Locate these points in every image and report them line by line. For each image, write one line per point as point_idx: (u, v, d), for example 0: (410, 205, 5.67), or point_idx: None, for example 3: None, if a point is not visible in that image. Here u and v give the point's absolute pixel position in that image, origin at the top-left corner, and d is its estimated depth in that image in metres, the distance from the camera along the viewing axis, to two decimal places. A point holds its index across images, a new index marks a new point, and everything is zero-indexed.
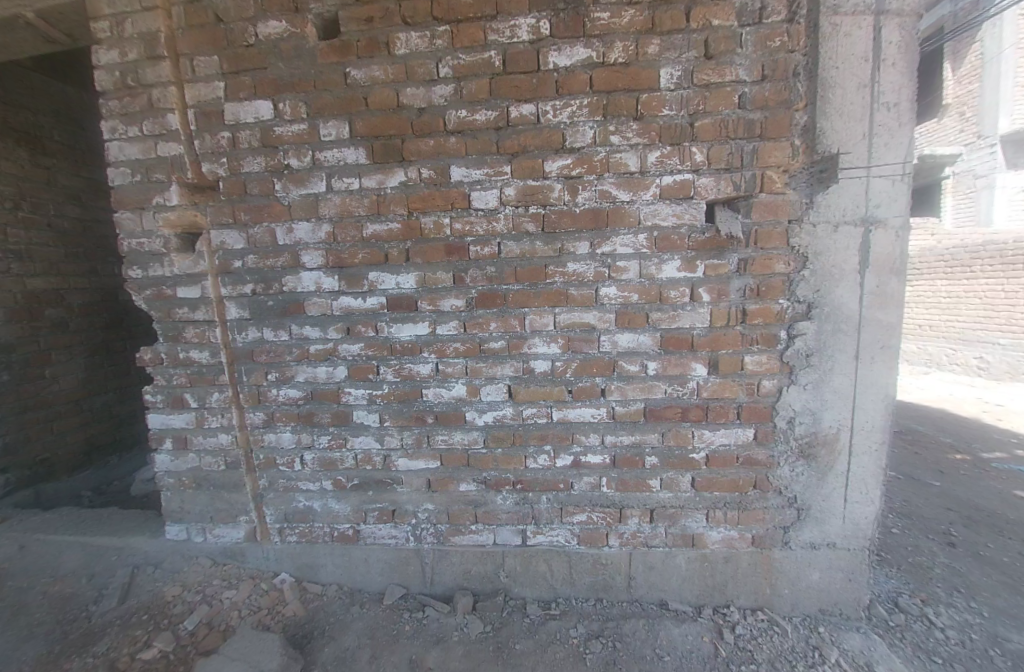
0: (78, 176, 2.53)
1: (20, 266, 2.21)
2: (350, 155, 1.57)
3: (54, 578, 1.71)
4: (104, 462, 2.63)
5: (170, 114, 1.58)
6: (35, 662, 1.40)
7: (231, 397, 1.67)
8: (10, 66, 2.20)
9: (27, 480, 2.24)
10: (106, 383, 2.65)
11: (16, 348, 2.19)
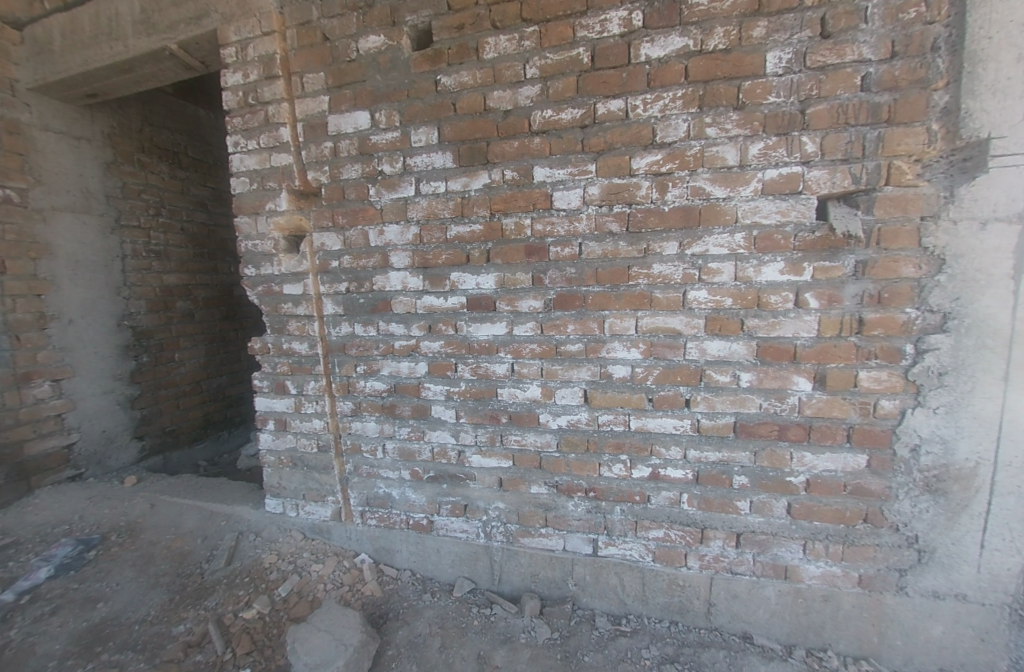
0: (205, 186, 2.91)
1: (159, 264, 2.58)
2: (438, 159, 1.63)
3: (176, 535, 1.90)
4: (217, 435, 3.00)
5: (282, 127, 1.75)
6: (161, 609, 1.59)
7: (324, 386, 1.80)
8: (157, 94, 2.59)
9: (158, 446, 2.61)
10: (220, 367, 3.03)
11: (153, 333, 2.55)
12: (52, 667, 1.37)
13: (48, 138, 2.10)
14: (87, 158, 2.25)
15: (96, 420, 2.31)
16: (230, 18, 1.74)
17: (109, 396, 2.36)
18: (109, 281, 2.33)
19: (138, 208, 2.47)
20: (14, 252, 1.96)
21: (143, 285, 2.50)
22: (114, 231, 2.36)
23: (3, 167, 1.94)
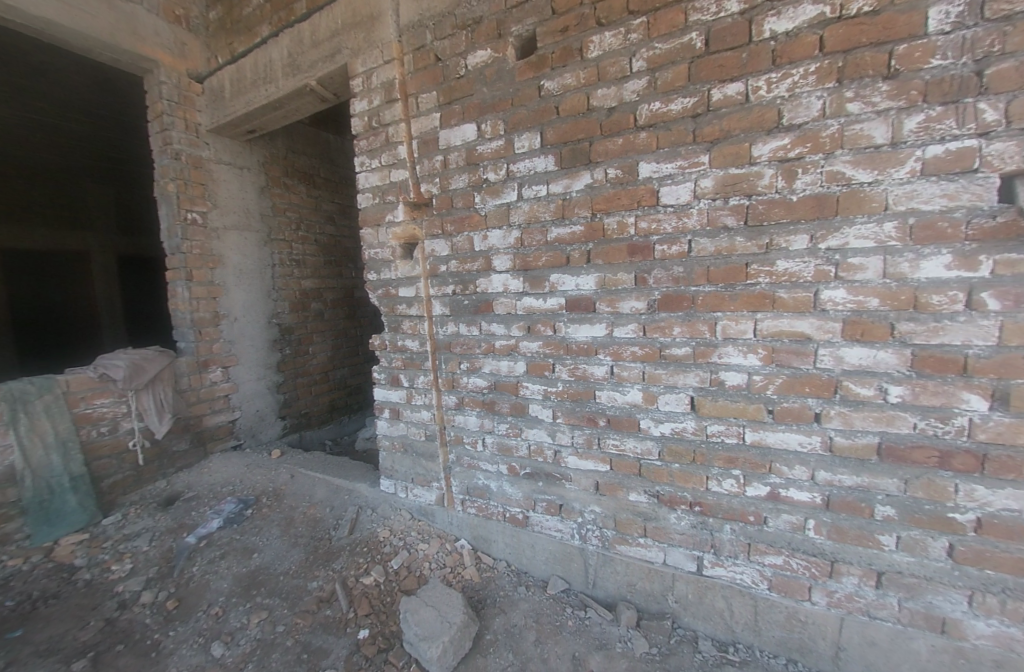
0: (333, 202, 3.33)
1: (298, 270, 3.03)
2: (540, 163, 1.66)
3: (310, 503, 2.20)
4: (340, 419, 3.43)
5: (400, 146, 1.93)
6: (300, 564, 1.83)
7: (432, 381, 1.96)
8: (299, 126, 3.03)
9: (295, 425, 3.06)
10: (343, 360, 3.45)
11: (294, 330, 3.00)
12: (222, 601, 1.66)
13: (222, 170, 2.58)
14: (248, 184, 2.72)
15: (253, 401, 2.77)
16: (358, 52, 1.97)
17: (262, 381, 2.82)
18: (262, 285, 2.79)
19: (283, 224, 2.92)
20: (199, 263, 2.45)
21: (287, 289, 2.95)
22: (267, 244, 2.82)
23: (192, 196, 2.43)
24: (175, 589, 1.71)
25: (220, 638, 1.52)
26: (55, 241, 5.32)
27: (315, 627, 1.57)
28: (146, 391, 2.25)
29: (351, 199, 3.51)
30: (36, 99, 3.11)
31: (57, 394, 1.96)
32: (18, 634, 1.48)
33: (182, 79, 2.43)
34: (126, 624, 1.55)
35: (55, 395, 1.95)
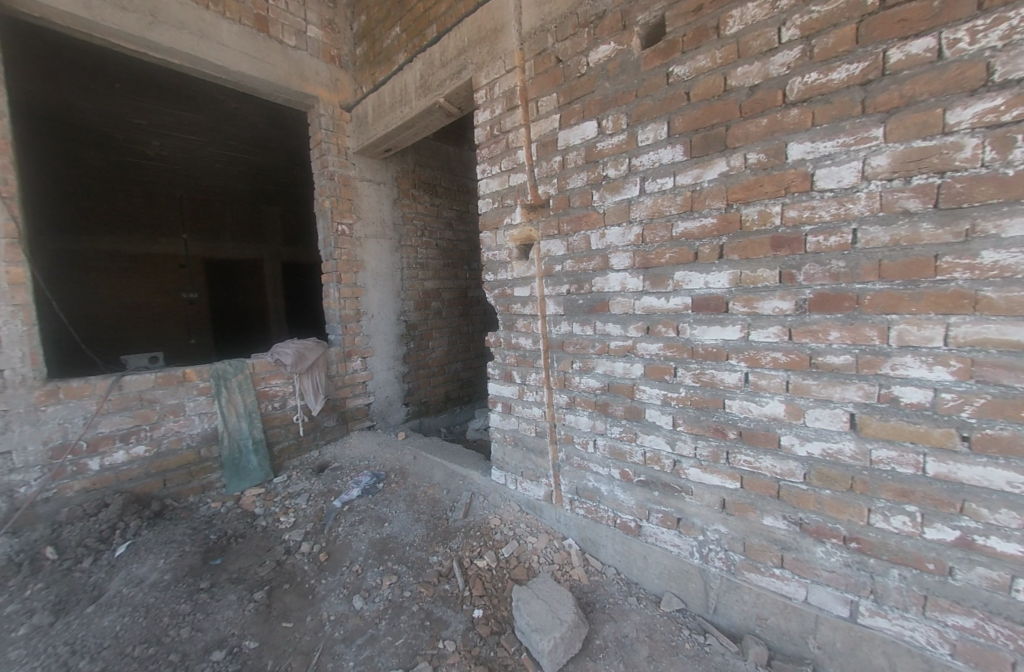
0: (453, 207, 3.58)
1: (422, 273, 3.34)
2: (666, 154, 1.57)
3: (430, 484, 2.41)
4: (453, 409, 3.69)
5: (519, 150, 2.00)
6: (423, 538, 2.01)
7: (544, 378, 1.99)
8: (426, 141, 3.32)
9: (417, 411, 3.38)
10: (458, 355, 3.70)
11: (417, 326, 3.32)
12: (361, 560, 1.88)
13: (365, 186, 2.97)
14: (384, 197, 3.08)
15: (384, 387, 3.13)
16: (483, 66, 2.09)
17: (392, 371, 3.17)
18: (394, 286, 3.14)
19: (411, 231, 3.25)
20: (346, 268, 2.85)
21: (413, 289, 3.27)
22: (397, 249, 3.16)
23: (342, 210, 2.84)
24: (325, 543, 2.00)
25: (359, 592, 1.72)
26: (239, 252, 6.70)
27: (436, 598, 1.70)
28: (307, 374, 2.66)
29: (468, 205, 3.73)
30: (233, 140, 3.93)
31: (247, 373, 2.42)
32: (218, 563, 1.81)
33: (336, 110, 2.83)
34: (291, 566, 1.85)
35: (245, 374, 2.42)
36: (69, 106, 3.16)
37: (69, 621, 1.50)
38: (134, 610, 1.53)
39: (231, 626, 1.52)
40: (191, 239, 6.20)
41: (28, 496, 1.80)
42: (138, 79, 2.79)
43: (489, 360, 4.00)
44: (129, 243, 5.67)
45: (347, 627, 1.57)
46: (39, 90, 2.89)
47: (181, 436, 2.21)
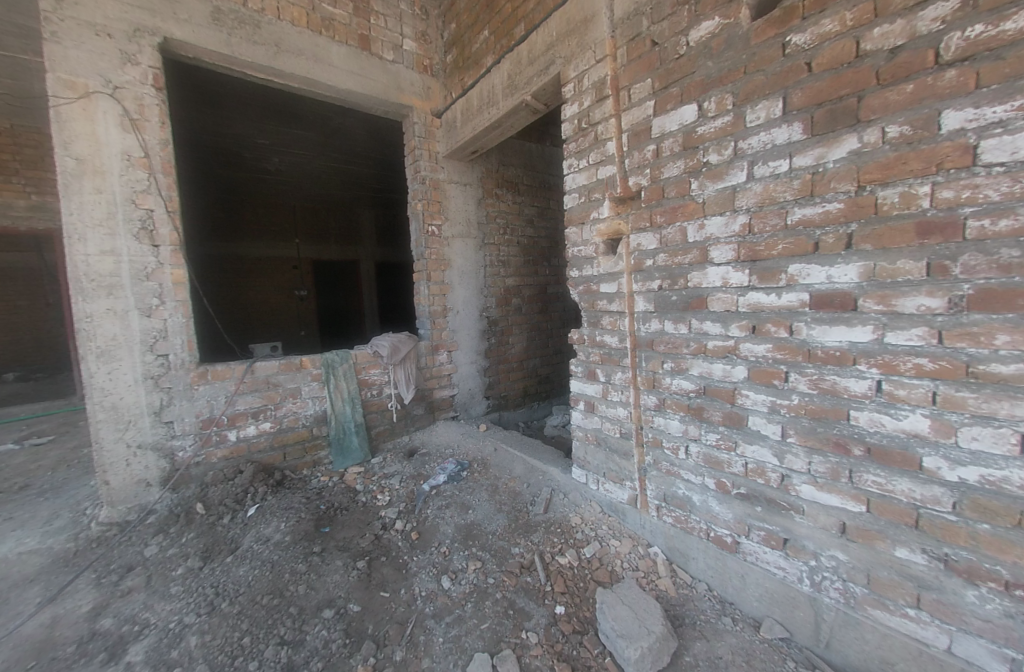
0: (534, 204, 3.61)
1: (504, 270, 3.41)
2: (781, 135, 1.41)
3: (511, 477, 2.47)
4: (531, 405, 3.73)
5: (609, 142, 1.94)
6: (505, 529, 2.06)
7: (631, 378, 1.92)
8: (510, 141, 3.39)
9: (497, 405, 3.48)
10: (537, 351, 3.73)
11: (498, 322, 3.41)
12: (448, 543, 1.99)
13: (453, 188, 3.10)
14: (470, 197, 3.19)
15: (467, 380, 3.27)
16: (572, 59, 2.06)
17: (474, 365, 3.29)
18: (477, 283, 3.25)
19: (494, 229, 3.34)
20: (435, 266, 3.01)
21: (495, 286, 3.36)
22: (481, 248, 3.26)
23: (432, 212, 2.99)
24: (416, 523, 2.14)
25: (447, 573, 1.82)
26: (340, 253, 7.42)
27: (518, 588, 1.73)
28: (400, 366, 2.86)
29: (550, 201, 3.73)
30: (338, 152, 4.35)
31: (350, 362, 2.68)
32: (327, 531, 2.02)
33: (427, 117, 2.99)
34: (387, 541, 2.01)
35: (349, 363, 2.68)
36: (216, 133, 3.74)
37: (214, 567, 1.78)
38: (263, 563, 1.77)
39: (338, 588, 1.69)
40: (302, 243, 7.01)
41: (185, 458, 2.17)
42: (268, 105, 3.21)
43: (567, 356, 3.98)
44: (255, 247, 6.59)
45: (436, 604, 1.67)
46: (193, 122, 3.46)
47: (297, 416, 2.51)
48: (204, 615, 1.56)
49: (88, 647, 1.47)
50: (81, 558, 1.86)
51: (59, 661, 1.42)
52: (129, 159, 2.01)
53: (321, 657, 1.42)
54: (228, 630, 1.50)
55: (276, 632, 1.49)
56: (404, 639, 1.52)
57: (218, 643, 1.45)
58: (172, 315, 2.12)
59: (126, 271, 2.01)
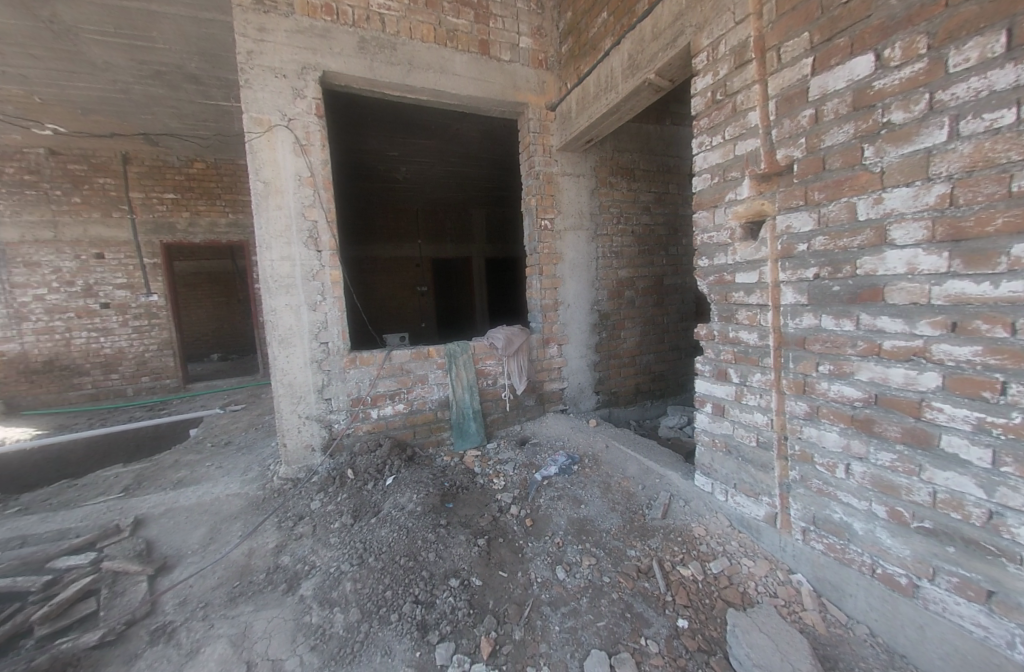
0: (651, 191, 3.41)
1: (617, 261, 3.30)
2: (1003, 78, 1.08)
3: (625, 476, 2.39)
4: (643, 403, 3.57)
5: (751, 112, 1.72)
6: (620, 529, 2.01)
7: (773, 381, 1.70)
8: (626, 125, 3.24)
9: (607, 401, 3.40)
10: (651, 346, 3.54)
11: (610, 315, 3.31)
12: (562, 534, 2.01)
13: (566, 181, 3.08)
14: (583, 188, 3.14)
15: (577, 374, 3.25)
16: (705, 25, 1.87)
17: (585, 359, 3.26)
18: (590, 276, 3.20)
19: (607, 219, 3.24)
20: (548, 260, 3.04)
21: (608, 278, 3.28)
22: (594, 240, 3.20)
23: (546, 206, 3.01)
24: (530, 510, 2.21)
25: (561, 564, 1.84)
26: (454, 251, 7.93)
27: (635, 592, 1.67)
28: (513, 358, 2.97)
29: (668, 185, 3.49)
30: (458, 156, 4.64)
31: (469, 353, 2.85)
32: (451, 507, 2.20)
33: (542, 111, 3.02)
34: (504, 524, 2.11)
35: (468, 354, 2.86)
36: (360, 150, 4.29)
37: (362, 525, 2.07)
38: (400, 527, 2.00)
39: (462, 561, 1.83)
40: (423, 243, 7.66)
41: (339, 429, 2.56)
42: (402, 120, 3.56)
43: (684, 353, 3.71)
44: (385, 249, 7.42)
45: (552, 592, 1.70)
46: (343, 142, 4.02)
47: (425, 400, 2.76)
48: (356, 565, 1.83)
49: (273, 577, 1.85)
50: (268, 503, 2.33)
51: (255, 584, 1.83)
52: (300, 179, 2.40)
53: (449, 622, 1.56)
54: (374, 581, 1.73)
55: (411, 591, 1.67)
56: (522, 621, 1.58)
57: (366, 592, 1.69)
58: (330, 309, 2.50)
59: (298, 272, 2.42)
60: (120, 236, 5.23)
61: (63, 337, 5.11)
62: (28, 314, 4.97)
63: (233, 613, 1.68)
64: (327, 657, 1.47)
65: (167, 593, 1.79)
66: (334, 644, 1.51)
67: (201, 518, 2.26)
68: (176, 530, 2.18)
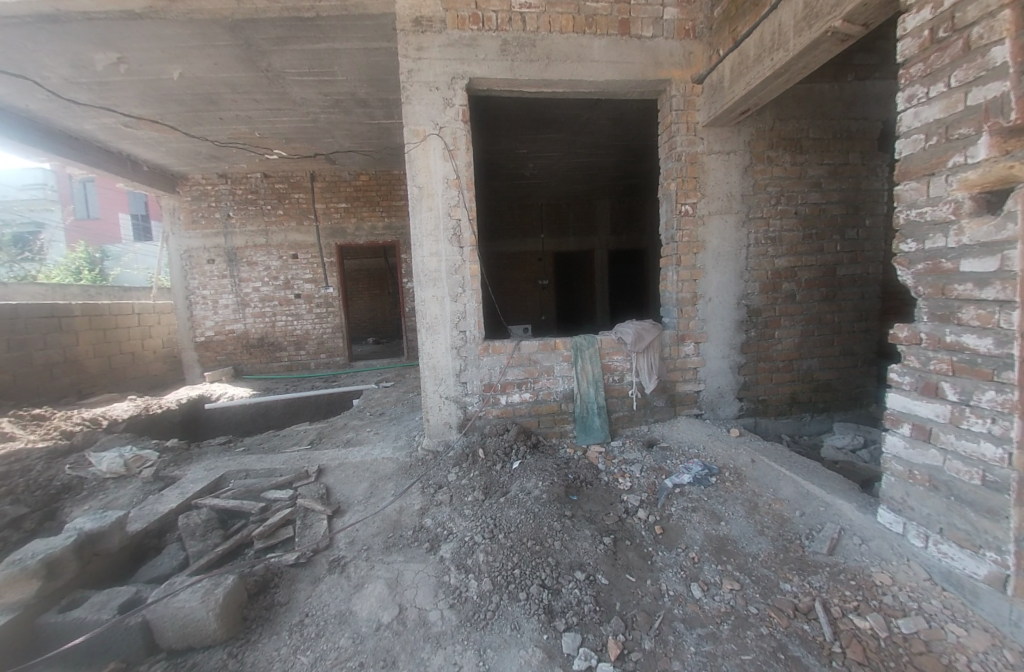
0: (822, 165, 2.89)
1: (773, 248, 2.87)
2: None
3: (777, 497, 2.09)
4: (800, 415, 3.07)
5: (996, 47, 1.28)
6: (770, 557, 1.77)
7: (1016, 404, 1.27)
8: (794, 90, 2.78)
9: (752, 409, 3.01)
10: (813, 349, 3.03)
11: (761, 312, 2.91)
12: (697, 549, 1.85)
13: (713, 160, 2.78)
14: (733, 167, 2.80)
15: (716, 377, 2.94)
16: None
17: (727, 360, 2.93)
18: (737, 267, 2.85)
19: (763, 202, 2.83)
20: (687, 250, 2.79)
21: (761, 269, 2.87)
22: (745, 225, 2.83)
23: (687, 190, 2.76)
24: (660, 517, 2.08)
25: (697, 582, 1.69)
26: (576, 244, 7.87)
27: (790, 633, 1.44)
28: (643, 354, 2.83)
29: (847, 155, 2.91)
30: (588, 146, 4.57)
31: (596, 347, 2.80)
32: (576, 500, 2.20)
33: (687, 86, 2.76)
34: (632, 527, 2.03)
35: (595, 348, 2.81)
36: (496, 150, 4.54)
37: (492, 503, 2.21)
38: (528, 511, 2.07)
39: (588, 555, 1.81)
40: (547, 237, 7.80)
41: (473, 411, 2.76)
42: (537, 116, 3.65)
43: (858, 360, 3.10)
44: (510, 244, 7.77)
45: (686, 610, 1.58)
46: (483, 144, 4.29)
47: (550, 390, 2.79)
48: (488, 538, 1.96)
49: (418, 535, 2.11)
50: (414, 470, 2.64)
51: (405, 538, 2.10)
52: (447, 181, 2.63)
53: (575, 613, 1.56)
54: (504, 557, 1.83)
55: (538, 575, 1.73)
56: (652, 632, 1.50)
57: (497, 566, 1.80)
58: (469, 301, 2.70)
59: (444, 266, 2.67)
60: (307, 239, 6.51)
61: (270, 319, 6.58)
62: (250, 301, 6.54)
63: (388, 559, 1.97)
64: (464, 618, 1.61)
65: (341, 533, 2.18)
66: (469, 607, 1.65)
67: (364, 474, 2.68)
68: (346, 481, 2.63)
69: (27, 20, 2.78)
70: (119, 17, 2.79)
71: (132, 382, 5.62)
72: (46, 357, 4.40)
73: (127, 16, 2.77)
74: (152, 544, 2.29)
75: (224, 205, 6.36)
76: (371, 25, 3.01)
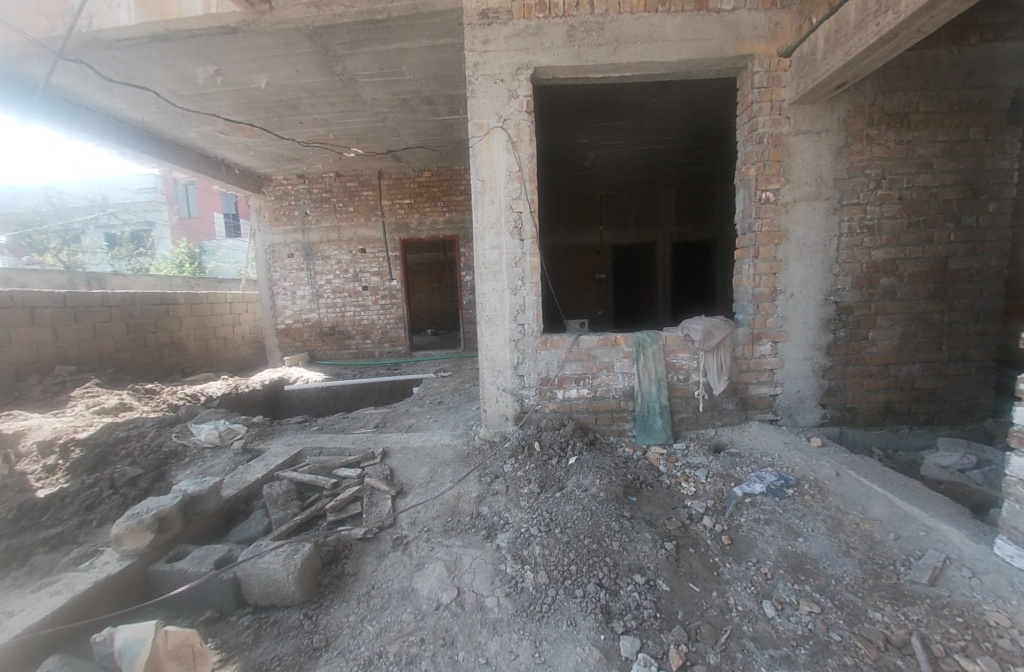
0: (935, 142, 2.52)
1: (870, 238, 2.56)
2: None
3: (865, 516, 1.89)
4: (895, 427, 2.74)
5: None
6: (856, 581, 1.60)
7: None
8: (902, 57, 2.44)
9: (838, 418, 2.73)
10: (915, 353, 2.68)
11: (852, 310, 2.62)
12: (770, 565, 1.72)
13: (800, 141, 2.52)
14: (824, 148, 2.52)
15: (795, 380, 2.70)
16: None
17: (808, 362, 2.67)
18: (825, 259, 2.58)
19: (859, 186, 2.53)
20: (767, 241, 2.56)
21: (853, 261, 2.58)
22: (836, 212, 2.55)
23: (769, 175, 2.53)
24: (728, 527, 1.96)
25: (770, 599, 1.57)
26: (637, 235, 7.59)
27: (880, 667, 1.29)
28: (712, 353, 2.66)
29: (968, 130, 2.52)
30: (655, 133, 4.35)
31: (659, 343, 2.68)
32: (635, 501, 2.13)
33: (772, 61, 2.53)
34: (696, 534, 1.93)
35: (659, 345, 2.69)
36: (559, 141, 4.49)
37: (548, 497, 2.21)
38: (584, 508, 2.05)
39: (648, 559, 1.76)
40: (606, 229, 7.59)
41: (530, 404, 2.76)
42: (603, 104, 3.54)
43: (972, 367, 2.70)
44: (567, 237, 7.68)
45: (756, 627, 1.48)
46: (547, 136, 4.26)
47: (609, 387, 2.72)
48: (544, 531, 1.96)
49: (475, 522, 2.17)
50: (472, 458, 2.71)
51: (463, 524, 2.17)
52: (510, 174, 2.64)
53: (634, 617, 1.52)
54: (560, 552, 1.82)
55: (595, 573, 1.70)
56: (718, 647, 1.42)
57: (554, 559, 1.80)
58: (529, 294, 2.70)
59: (504, 259, 2.69)
60: (374, 234, 6.87)
61: (340, 310, 7.06)
62: (323, 293, 7.05)
63: (447, 542, 2.04)
64: (520, 608, 1.63)
65: (404, 513, 2.30)
66: (525, 597, 1.66)
67: (425, 458, 2.79)
68: (409, 464, 2.76)
69: (143, 40, 3.16)
70: (216, 32, 3.09)
71: (224, 363, 6.31)
72: (157, 339, 5.07)
73: (224, 31, 3.07)
74: (241, 509, 2.56)
75: (302, 204, 6.89)
76: (438, 23, 3.07)
